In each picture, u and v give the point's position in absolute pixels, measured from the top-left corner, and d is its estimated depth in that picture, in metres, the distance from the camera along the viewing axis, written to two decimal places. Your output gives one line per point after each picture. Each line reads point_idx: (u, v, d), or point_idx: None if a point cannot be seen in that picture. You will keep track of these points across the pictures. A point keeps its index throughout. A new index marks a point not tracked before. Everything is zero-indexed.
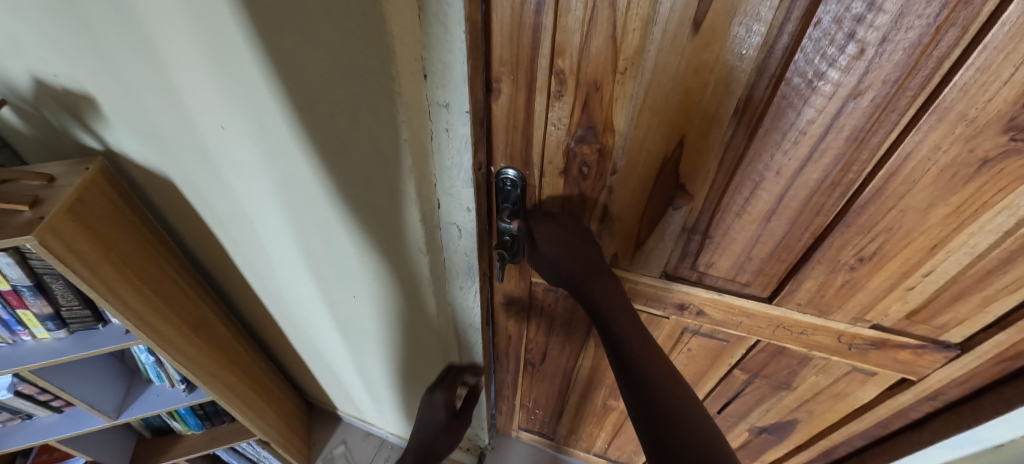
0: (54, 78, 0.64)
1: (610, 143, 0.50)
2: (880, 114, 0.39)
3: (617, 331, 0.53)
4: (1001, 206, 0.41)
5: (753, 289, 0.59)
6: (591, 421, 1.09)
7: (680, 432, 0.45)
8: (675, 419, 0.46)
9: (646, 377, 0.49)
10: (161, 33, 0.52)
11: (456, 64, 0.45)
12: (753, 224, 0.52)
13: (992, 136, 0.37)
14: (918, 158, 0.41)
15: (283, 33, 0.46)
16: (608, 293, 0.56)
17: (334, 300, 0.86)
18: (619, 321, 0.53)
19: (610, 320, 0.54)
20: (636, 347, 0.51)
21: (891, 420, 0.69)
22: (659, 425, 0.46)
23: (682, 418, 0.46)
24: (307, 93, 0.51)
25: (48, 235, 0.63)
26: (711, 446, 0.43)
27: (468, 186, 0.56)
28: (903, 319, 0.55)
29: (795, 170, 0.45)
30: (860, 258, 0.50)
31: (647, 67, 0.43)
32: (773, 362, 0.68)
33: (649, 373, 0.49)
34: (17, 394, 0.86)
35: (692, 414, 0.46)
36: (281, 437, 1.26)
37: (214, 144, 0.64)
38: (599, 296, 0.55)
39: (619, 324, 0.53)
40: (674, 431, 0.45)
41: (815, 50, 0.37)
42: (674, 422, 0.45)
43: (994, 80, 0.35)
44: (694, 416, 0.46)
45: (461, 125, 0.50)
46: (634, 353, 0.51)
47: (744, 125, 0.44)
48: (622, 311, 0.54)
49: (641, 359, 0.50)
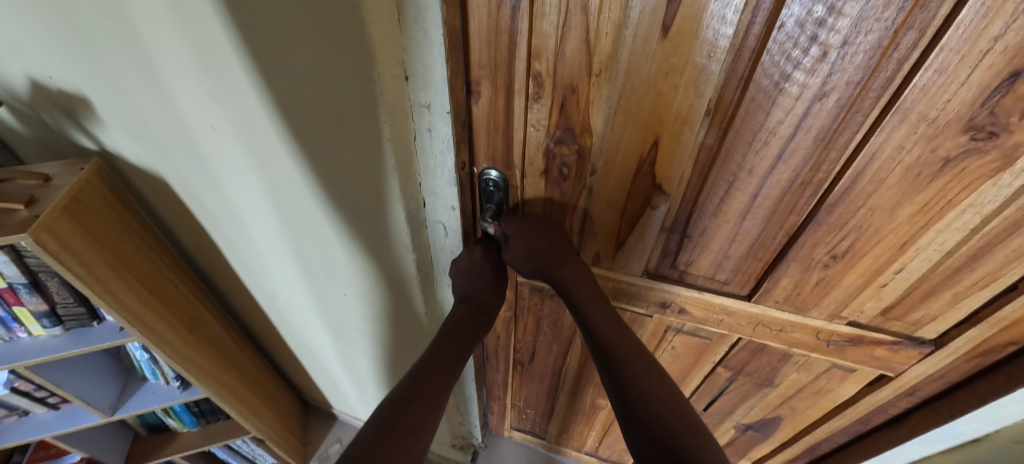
0: (50, 80, 0.66)
1: (589, 144, 0.52)
2: (845, 116, 0.40)
3: (587, 315, 0.57)
4: (965, 204, 0.42)
5: (732, 287, 0.60)
6: (581, 419, 1.10)
7: (650, 405, 0.50)
8: (646, 394, 0.50)
9: (618, 357, 0.54)
10: (152, 37, 0.53)
11: (437, 66, 0.46)
12: (729, 223, 0.53)
13: (953, 135, 0.38)
14: (884, 158, 0.42)
15: (267, 37, 0.47)
16: (578, 277, 0.59)
17: (326, 299, 0.87)
18: (589, 304, 0.57)
19: (582, 304, 0.57)
20: (605, 330, 0.55)
21: (871, 416, 0.70)
22: (632, 401, 0.50)
23: (652, 392, 0.51)
24: (292, 95, 0.52)
25: (44, 234, 0.65)
26: (679, 418, 0.48)
27: (452, 185, 0.58)
28: (879, 316, 0.56)
29: (767, 169, 0.46)
30: (833, 256, 0.51)
31: (620, 70, 0.44)
32: (755, 359, 0.69)
33: (621, 353, 0.54)
34: (14, 391, 0.87)
35: (662, 389, 0.51)
36: (275, 435, 1.27)
37: (205, 144, 0.66)
38: (569, 276, 0.58)
39: (590, 307, 0.57)
40: (646, 406, 0.50)
41: (780, 53, 0.38)
42: (646, 397, 0.50)
43: (952, 81, 0.35)
44: (663, 390, 0.51)
45: (443, 126, 0.52)
46: (604, 336, 0.55)
47: (715, 126, 0.45)
48: (592, 294, 0.58)
49: (612, 342, 0.55)
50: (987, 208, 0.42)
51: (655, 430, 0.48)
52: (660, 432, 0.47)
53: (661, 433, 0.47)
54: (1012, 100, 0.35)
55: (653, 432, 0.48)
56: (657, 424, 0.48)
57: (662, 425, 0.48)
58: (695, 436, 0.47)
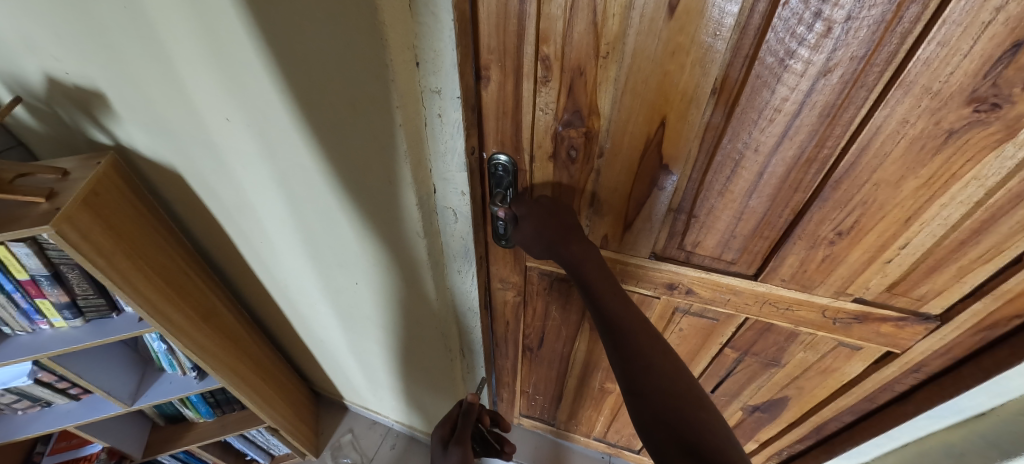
0: (66, 75, 0.68)
1: (596, 127, 0.53)
2: (850, 91, 0.41)
3: (595, 293, 0.57)
4: (969, 177, 0.43)
5: (738, 267, 0.61)
6: (589, 405, 1.12)
7: (653, 379, 0.51)
8: (650, 368, 0.51)
9: (623, 332, 0.55)
10: (167, 29, 0.55)
11: (446, 51, 0.48)
12: (735, 202, 0.54)
13: (957, 108, 0.39)
14: (888, 132, 0.42)
15: (281, 25, 0.48)
16: (586, 253, 0.59)
17: (337, 287, 0.89)
18: (597, 280, 0.58)
19: (590, 282, 0.58)
20: (611, 304, 0.56)
21: (877, 394, 0.71)
22: (636, 375, 0.52)
23: (656, 365, 0.52)
24: (307, 83, 0.53)
25: (65, 226, 0.67)
26: (683, 393, 0.49)
27: (462, 170, 0.59)
28: (884, 292, 0.57)
29: (773, 146, 0.47)
30: (838, 232, 0.52)
31: (627, 51, 0.45)
32: (762, 339, 0.70)
33: (625, 327, 0.55)
34: (37, 382, 0.90)
35: (666, 364, 0.52)
36: (290, 424, 1.29)
37: (219, 135, 0.67)
38: (576, 253, 0.58)
39: (598, 284, 0.57)
40: (649, 381, 0.51)
41: (785, 29, 0.39)
42: (650, 371, 0.51)
43: (956, 53, 0.36)
44: (667, 366, 0.52)
45: (453, 111, 0.53)
46: (612, 312, 0.56)
47: (721, 105, 0.46)
48: (600, 271, 0.58)
49: (619, 319, 0.55)
50: (991, 180, 0.43)
51: (657, 403, 0.49)
52: (662, 406, 0.49)
53: (662, 406, 0.49)
54: (1015, 71, 0.36)
55: (654, 405, 0.49)
56: (660, 398, 0.49)
57: (662, 399, 0.49)
58: (697, 411, 0.48)
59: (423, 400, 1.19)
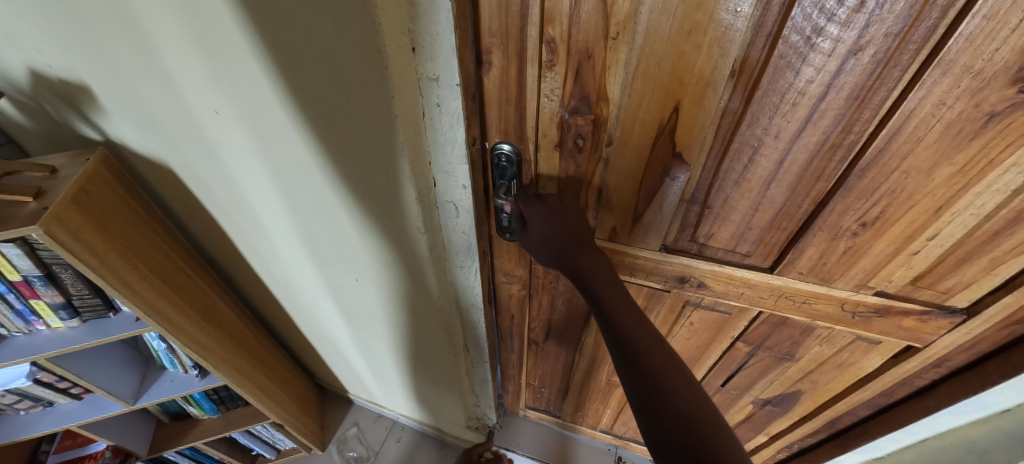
0: (49, 69, 0.65)
1: (605, 114, 0.49)
2: (881, 71, 0.38)
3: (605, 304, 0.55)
4: (1009, 164, 0.40)
5: (754, 260, 0.59)
6: (596, 398, 1.10)
7: (665, 397, 0.49)
8: (662, 385, 0.49)
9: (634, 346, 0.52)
10: (150, 18, 0.52)
11: (444, 35, 0.43)
12: (753, 192, 0.51)
13: (999, 88, 0.36)
14: (922, 115, 0.39)
15: (269, 9, 0.45)
16: (596, 265, 0.57)
17: (339, 284, 0.87)
18: (604, 289, 0.56)
19: (596, 290, 0.56)
20: (621, 316, 0.54)
21: (895, 389, 0.69)
22: (648, 392, 0.49)
23: (669, 382, 0.49)
24: (298, 72, 0.50)
25: (55, 226, 0.65)
26: (697, 412, 0.47)
27: (463, 162, 0.55)
28: (908, 285, 0.54)
29: (795, 132, 0.44)
30: (862, 223, 0.49)
31: (639, 31, 0.41)
32: (776, 333, 0.68)
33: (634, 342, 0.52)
34: (37, 382, 0.88)
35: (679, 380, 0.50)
36: (294, 420, 1.29)
37: (211, 129, 0.64)
38: (584, 262, 0.57)
39: (605, 293, 0.55)
40: (662, 398, 0.48)
41: (813, 4, 0.35)
42: (663, 389, 0.49)
43: (1002, 28, 0.33)
44: (680, 382, 0.49)
45: (452, 99, 0.49)
46: (621, 322, 0.54)
47: (740, 88, 0.43)
48: (610, 284, 0.56)
49: (629, 333, 0.53)
50: None
51: (670, 422, 0.47)
52: (675, 424, 0.47)
53: (676, 426, 0.47)
54: None
55: (667, 424, 0.47)
56: (673, 416, 0.47)
57: (676, 416, 0.47)
58: (713, 431, 0.46)
59: (430, 395, 1.18)
